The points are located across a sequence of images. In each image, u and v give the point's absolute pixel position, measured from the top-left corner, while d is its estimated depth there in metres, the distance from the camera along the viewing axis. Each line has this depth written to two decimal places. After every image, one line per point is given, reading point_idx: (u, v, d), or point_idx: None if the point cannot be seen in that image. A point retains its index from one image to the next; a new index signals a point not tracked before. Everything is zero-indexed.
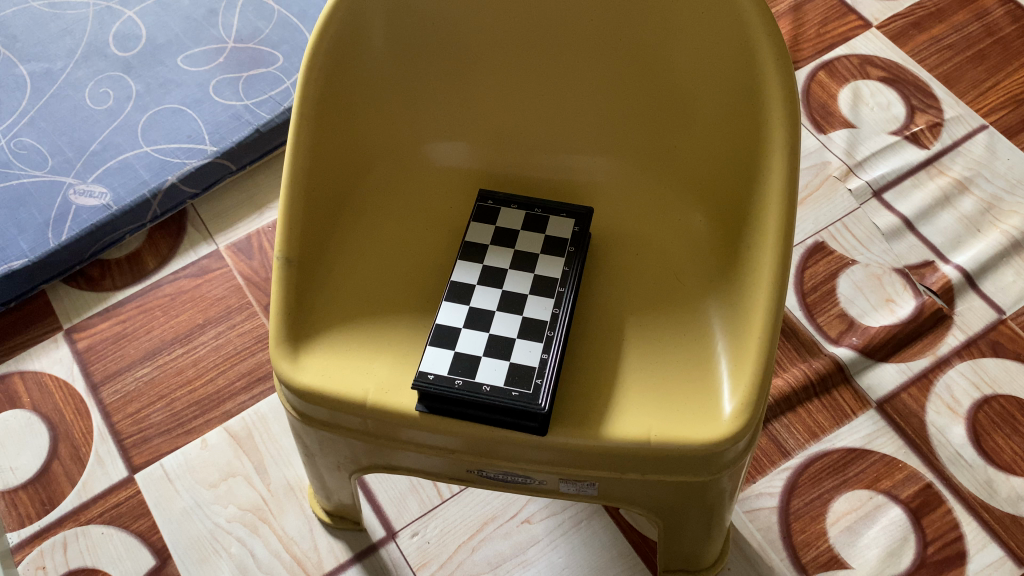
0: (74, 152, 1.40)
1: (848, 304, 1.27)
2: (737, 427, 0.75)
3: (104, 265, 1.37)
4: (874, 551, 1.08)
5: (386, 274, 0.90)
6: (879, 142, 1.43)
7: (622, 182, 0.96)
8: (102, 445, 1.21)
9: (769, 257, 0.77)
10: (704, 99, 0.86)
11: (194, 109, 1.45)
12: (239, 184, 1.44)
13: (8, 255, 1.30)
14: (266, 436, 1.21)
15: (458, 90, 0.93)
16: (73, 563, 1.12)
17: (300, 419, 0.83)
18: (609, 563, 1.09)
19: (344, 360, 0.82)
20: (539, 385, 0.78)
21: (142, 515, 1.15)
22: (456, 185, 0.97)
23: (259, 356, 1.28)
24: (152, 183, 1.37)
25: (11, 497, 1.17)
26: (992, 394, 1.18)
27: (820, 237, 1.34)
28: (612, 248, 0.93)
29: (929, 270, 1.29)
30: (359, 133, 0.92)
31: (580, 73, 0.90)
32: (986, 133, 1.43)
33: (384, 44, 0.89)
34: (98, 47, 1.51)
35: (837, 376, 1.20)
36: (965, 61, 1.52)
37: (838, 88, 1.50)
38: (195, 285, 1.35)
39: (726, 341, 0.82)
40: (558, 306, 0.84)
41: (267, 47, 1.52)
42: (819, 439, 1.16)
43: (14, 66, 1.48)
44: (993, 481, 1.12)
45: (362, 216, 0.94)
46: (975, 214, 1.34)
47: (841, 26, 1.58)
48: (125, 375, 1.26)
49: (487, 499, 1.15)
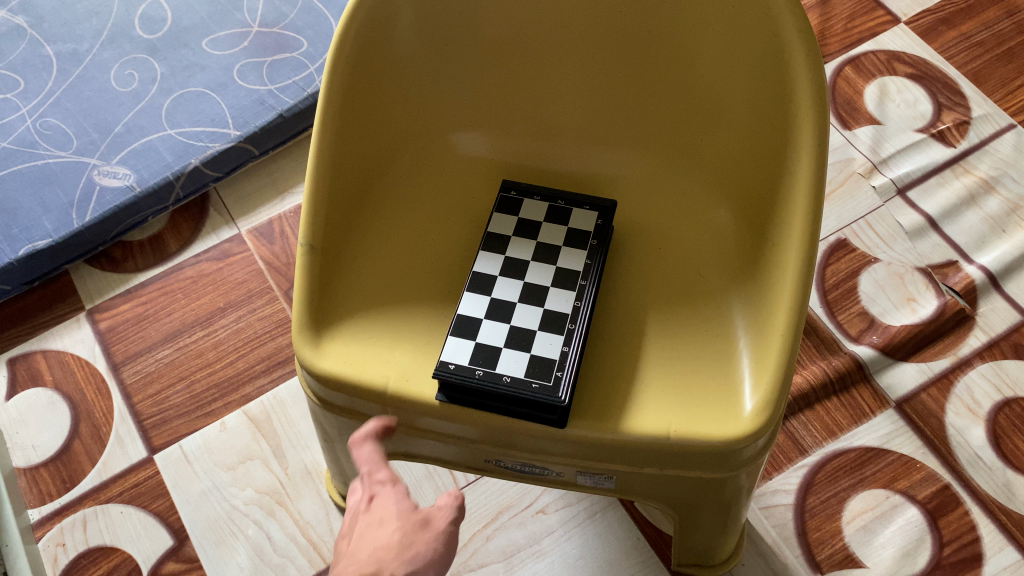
0: (99, 134, 1.41)
1: (870, 302, 1.26)
2: (758, 425, 0.75)
3: (126, 247, 1.38)
4: (889, 551, 1.07)
5: (410, 264, 0.90)
6: (904, 139, 1.41)
7: (645, 174, 0.96)
8: (122, 426, 1.22)
9: (795, 253, 0.77)
10: (732, 95, 0.85)
11: (218, 92, 1.45)
12: (261, 168, 1.45)
13: (32, 234, 1.31)
14: (284, 421, 1.22)
15: (482, 79, 0.93)
16: (92, 541, 1.13)
17: (320, 405, 0.84)
18: (623, 554, 1.09)
19: (366, 347, 0.83)
20: (560, 377, 0.78)
21: (160, 495, 1.16)
22: (481, 176, 0.97)
23: (278, 341, 1.28)
24: (174, 166, 1.37)
25: (32, 474, 1.19)
26: (1013, 396, 1.17)
27: (842, 235, 1.33)
28: (635, 242, 0.92)
29: (952, 270, 1.28)
30: (384, 122, 0.92)
31: (605, 65, 0.90)
32: (1015, 132, 1.41)
33: (411, 31, 0.89)
34: (123, 30, 1.52)
35: (856, 375, 1.19)
36: (995, 59, 1.49)
37: (864, 83, 1.49)
38: (216, 269, 1.35)
39: (747, 337, 0.82)
40: (579, 299, 0.84)
41: (291, 32, 1.52)
42: (836, 437, 1.16)
43: (40, 46, 1.49)
44: (1012, 484, 1.11)
45: (386, 204, 0.94)
46: (1000, 214, 1.32)
47: (869, 21, 1.56)
48: (145, 356, 1.28)
49: (503, 488, 1.15)
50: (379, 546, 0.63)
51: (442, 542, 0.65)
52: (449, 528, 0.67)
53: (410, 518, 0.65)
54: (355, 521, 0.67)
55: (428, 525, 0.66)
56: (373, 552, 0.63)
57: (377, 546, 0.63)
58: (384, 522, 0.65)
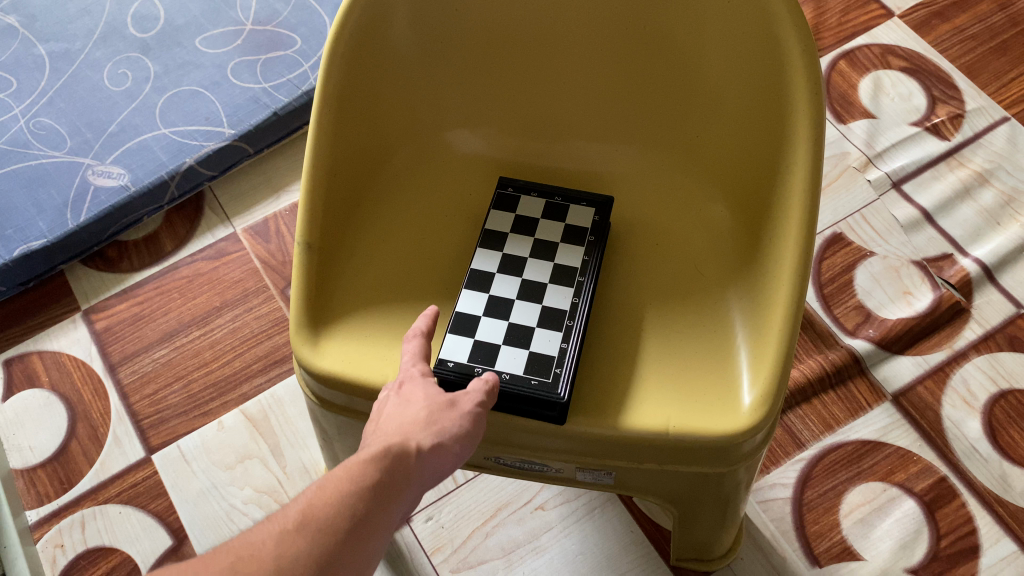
0: (93, 133, 1.40)
1: (866, 296, 1.26)
2: (756, 419, 0.75)
3: (121, 247, 1.37)
4: (887, 543, 1.08)
5: (407, 262, 0.90)
6: (899, 133, 1.42)
7: (642, 170, 0.96)
8: (120, 426, 1.22)
9: (792, 247, 0.77)
10: (728, 90, 0.85)
11: (212, 91, 1.45)
12: (256, 167, 1.45)
13: (27, 235, 1.31)
14: (282, 419, 1.21)
15: (478, 76, 0.93)
16: (91, 542, 1.13)
17: (319, 404, 0.84)
18: (622, 550, 1.09)
19: (365, 345, 0.83)
20: (559, 374, 0.78)
21: (159, 495, 1.16)
22: (477, 173, 0.97)
23: (275, 339, 1.28)
24: (169, 165, 1.37)
25: (29, 476, 1.18)
26: (1008, 388, 1.18)
27: (838, 229, 1.33)
28: (631, 238, 0.93)
29: (948, 263, 1.28)
30: (380, 120, 0.92)
31: (601, 60, 0.90)
32: (1008, 124, 1.41)
33: (407, 29, 0.89)
34: (116, 28, 1.51)
35: (853, 368, 1.20)
36: (988, 52, 1.50)
37: (858, 77, 1.49)
38: (212, 268, 1.35)
39: (745, 332, 0.82)
40: (577, 295, 0.84)
41: (285, 30, 1.52)
42: (834, 430, 1.16)
43: (32, 46, 1.48)
44: (1008, 475, 1.12)
45: (382, 202, 0.94)
46: (994, 207, 1.33)
47: (862, 15, 1.56)
48: (142, 356, 1.27)
49: (502, 485, 1.15)
50: (406, 422, 0.65)
51: (468, 421, 0.67)
52: (476, 410, 0.68)
53: (437, 399, 0.67)
54: (385, 404, 0.69)
55: (454, 407, 0.68)
56: (400, 428, 0.65)
57: (404, 422, 0.65)
58: (412, 402, 0.67)
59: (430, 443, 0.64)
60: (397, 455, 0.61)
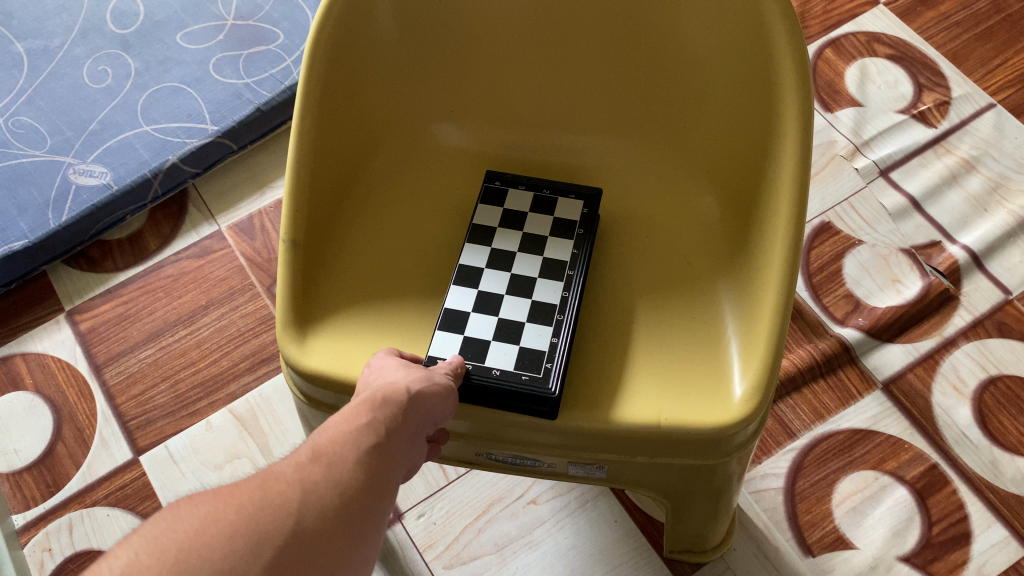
0: (73, 132, 1.38)
1: (855, 284, 1.26)
2: (748, 410, 0.74)
3: (105, 246, 1.36)
4: (879, 531, 1.08)
5: (393, 258, 0.89)
6: (885, 121, 1.42)
7: (631, 162, 0.95)
8: (106, 428, 1.20)
9: (781, 238, 0.76)
10: (716, 80, 0.85)
11: (194, 87, 1.43)
12: (240, 163, 1.43)
13: (8, 236, 1.29)
14: (270, 418, 1.20)
15: (464, 68, 0.92)
16: (79, 545, 1.12)
17: (307, 403, 0.83)
18: (614, 543, 1.09)
19: (351, 342, 0.82)
20: (550, 369, 0.77)
21: (147, 496, 1.15)
22: (463, 168, 0.96)
23: (262, 337, 1.27)
24: (151, 163, 1.35)
25: (16, 479, 1.17)
26: (998, 374, 1.18)
27: (826, 217, 1.33)
28: (620, 231, 0.92)
29: (936, 250, 1.28)
30: (365, 114, 0.91)
31: (588, 51, 0.89)
32: (994, 111, 1.41)
33: (391, 21, 0.87)
34: (95, 24, 1.49)
35: (843, 357, 1.20)
36: (974, 38, 1.50)
37: (845, 65, 1.49)
38: (196, 266, 1.34)
39: (736, 324, 0.82)
40: (566, 290, 0.83)
41: (267, 24, 1.50)
42: (824, 419, 1.16)
43: (10, 43, 1.46)
44: (998, 461, 1.12)
45: (368, 198, 0.93)
46: (981, 193, 1.33)
47: (847, 3, 1.56)
48: (127, 357, 1.26)
49: (494, 480, 1.15)
50: (389, 377, 0.67)
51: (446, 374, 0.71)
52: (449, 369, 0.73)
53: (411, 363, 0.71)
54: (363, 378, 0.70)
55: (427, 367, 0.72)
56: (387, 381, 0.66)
57: (388, 378, 0.67)
58: (388, 365, 0.70)
59: (417, 382, 0.66)
60: (386, 395, 0.64)
